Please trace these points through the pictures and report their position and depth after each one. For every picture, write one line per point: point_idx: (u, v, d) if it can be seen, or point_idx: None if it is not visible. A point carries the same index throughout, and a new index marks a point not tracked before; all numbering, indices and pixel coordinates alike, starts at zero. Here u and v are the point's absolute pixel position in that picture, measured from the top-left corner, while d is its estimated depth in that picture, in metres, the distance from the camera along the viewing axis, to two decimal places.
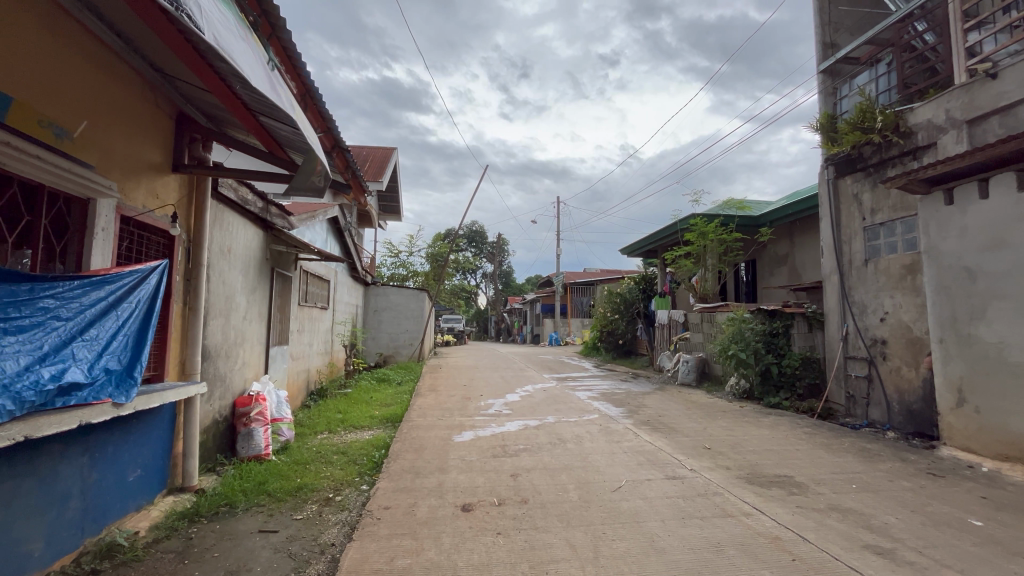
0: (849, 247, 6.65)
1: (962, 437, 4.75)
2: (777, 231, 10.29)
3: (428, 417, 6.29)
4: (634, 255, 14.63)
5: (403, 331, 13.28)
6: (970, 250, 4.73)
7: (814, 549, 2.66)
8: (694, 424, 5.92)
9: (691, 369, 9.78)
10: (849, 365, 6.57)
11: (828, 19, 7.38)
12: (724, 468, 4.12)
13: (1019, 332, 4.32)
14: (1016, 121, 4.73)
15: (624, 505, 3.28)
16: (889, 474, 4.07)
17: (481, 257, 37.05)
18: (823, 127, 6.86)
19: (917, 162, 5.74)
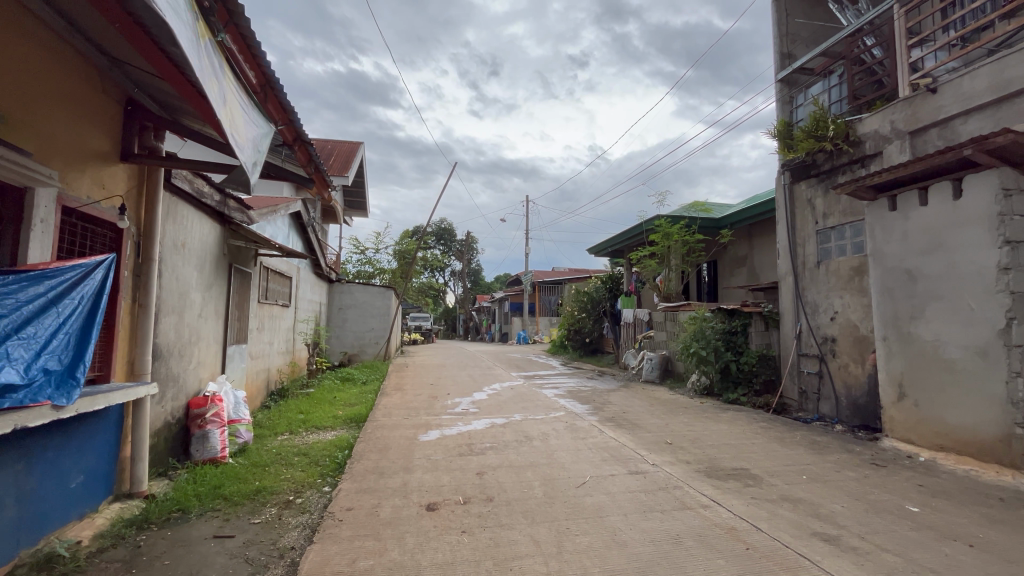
0: (803, 249, 6.96)
1: (902, 429, 5.06)
2: (737, 233, 10.66)
3: (394, 416, 6.21)
4: (601, 255, 14.87)
5: (369, 329, 13.04)
6: (911, 253, 5.04)
7: (766, 538, 2.78)
8: (656, 420, 6.08)
9: (655, 366, 10.03)
10: (802, 362, 6.89)
11: (786, 30, 7.70)
12: (684, 462, 4.25)
13: (953, 330, 4.63)
14: (953, 133, 5.07)
15: (588, 500, 3.33)
16: (837, 465, 4.30)
17: (450, 255, 36.81)
18: (780, 134, 7.11)
19: (865, 169, 6.06)
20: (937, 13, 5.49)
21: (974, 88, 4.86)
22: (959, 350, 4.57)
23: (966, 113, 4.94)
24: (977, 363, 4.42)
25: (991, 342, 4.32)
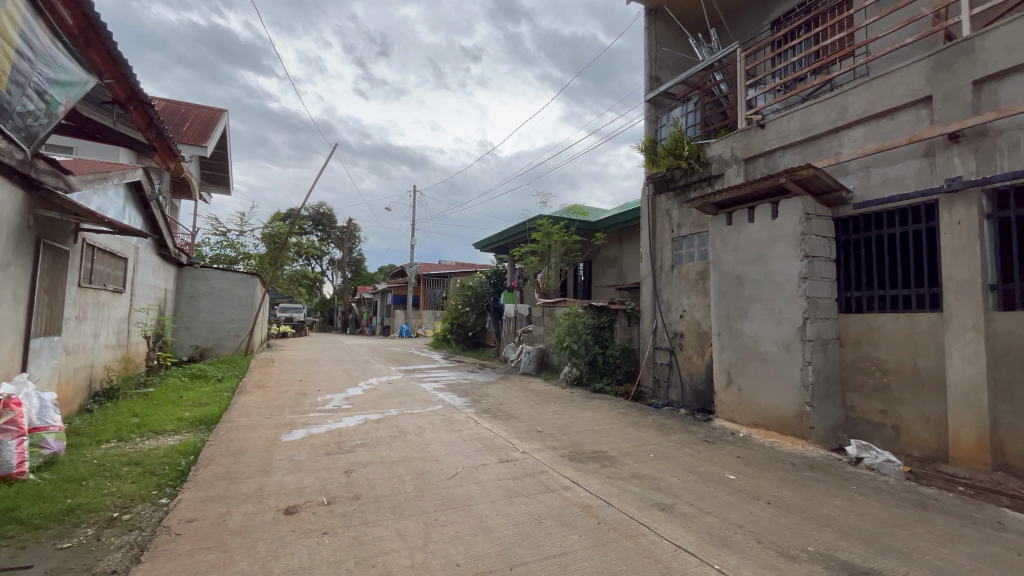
0: (661, 254, 7.84)
1: (729, 410, 6.00)
2: (609, 236, 11.60)
3: (253, 416, 5.66)
4: (486, 250, 15.10)
5: (227, 321, 11.68)
6: (741, 262, 5.96)
7: (615, 512, 3.10)
8: (530, 410, 6.39)
9: (532, 358, 10.55)
10: (656, 354, 7.77)
11: (655, 56, 8.54)
12: (551, 448, 4.54)
13: (767, 327, 5.58)
14: (774, 164, 6.10)
15: (458, 490, 3.40)
16: (677, 443, 4.94)
17: (328, 242, 34.44)
18: (646, 149, 7.84)
19: (710, 188, 7.01)
20: (767, 61, 6.48)
21: (790, 127, 5.88)
22: (771, 344, 5.52)
23: (784, 148, 5.98)
24: (782, 354, 5.38)
25: (791, 337, 5.28)
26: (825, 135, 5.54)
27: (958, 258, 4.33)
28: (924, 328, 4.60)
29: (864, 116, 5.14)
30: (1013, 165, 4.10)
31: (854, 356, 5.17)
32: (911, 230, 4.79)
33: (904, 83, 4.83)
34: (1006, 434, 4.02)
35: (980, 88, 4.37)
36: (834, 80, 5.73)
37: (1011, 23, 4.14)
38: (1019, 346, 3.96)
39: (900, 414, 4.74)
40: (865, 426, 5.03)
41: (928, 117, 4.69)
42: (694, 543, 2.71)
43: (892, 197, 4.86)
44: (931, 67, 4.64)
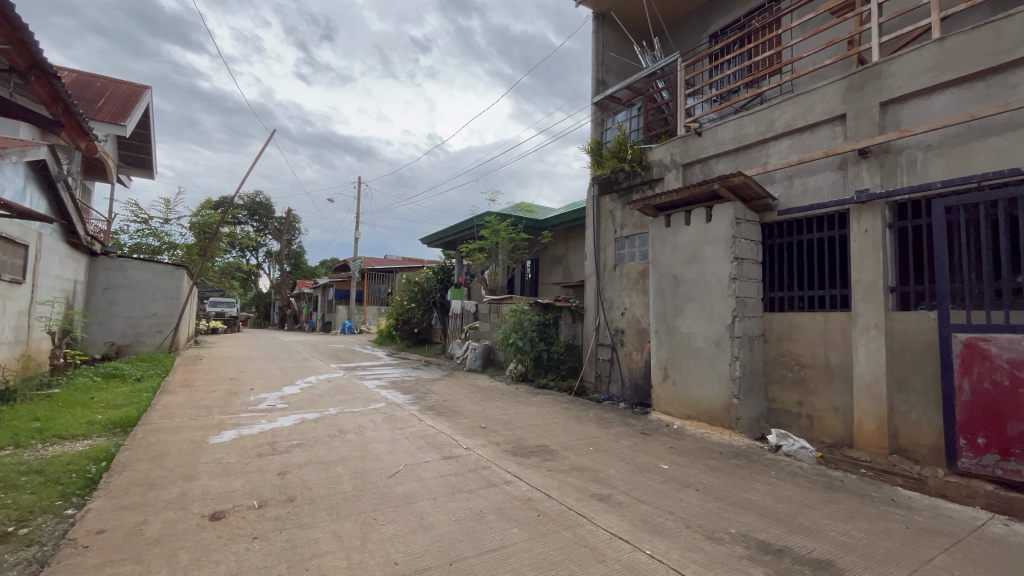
0: (605, 253, 8.07)
1: (664, 403, 6.30)
2: (556, 235, 11.79)
3: (177, 417, 5.29)
4: (433, 245, 14.90)
5: (148, 316, 10.81)
6: (678, 262, 6.26)
7: (554, 504, 3.18)
8: (474, 406, 6.41)
9: (478, 355, 10.56)
10: (598, 350, 8.00)
11: (602, 60, 8.75)
12: (494, 444, 4.57)
13: (700, 324, 5.90)
14: (710, 170, 6.45)
15: (398, 489, 3.34)
16: (616, 436, 5.13)
17: (265, 233, 32.66)
18: (591, 151, 8.02)
19: (651, 191, 7.30)
20: (705, 72, 6.82)
21: (724, 137, 6.24)
22: (703, 340, 5.84)
23: (718, 156, 6.33)
24: (713, 350, 5.71)
25: (721, 334, 5.62)
26: (755, 145, 5.92)
27: (864, 263, 4.78)
28: (836, 326, 5.04)
29: (789, 129, 5.54)
30: (911, 180, 4.58)
31: (776, 352, 5.58)
32: (827, 237, 5.23)
33: (823, 101, 5.26)
34: (901, 421, 4.49)
35: (886, 110, 4.83)
36: (764, 94, 6.13)
37: (912, 53, 4.61)
38: (913, 343, 4.44)
39: (814, 404, 5.18)
40: (784, 416, 5.45)
41: (843, 134, 5.13)
42: (628, 531, 2.83)
43: (811, 205, 5.29)
44: (845, 89, 5.07)
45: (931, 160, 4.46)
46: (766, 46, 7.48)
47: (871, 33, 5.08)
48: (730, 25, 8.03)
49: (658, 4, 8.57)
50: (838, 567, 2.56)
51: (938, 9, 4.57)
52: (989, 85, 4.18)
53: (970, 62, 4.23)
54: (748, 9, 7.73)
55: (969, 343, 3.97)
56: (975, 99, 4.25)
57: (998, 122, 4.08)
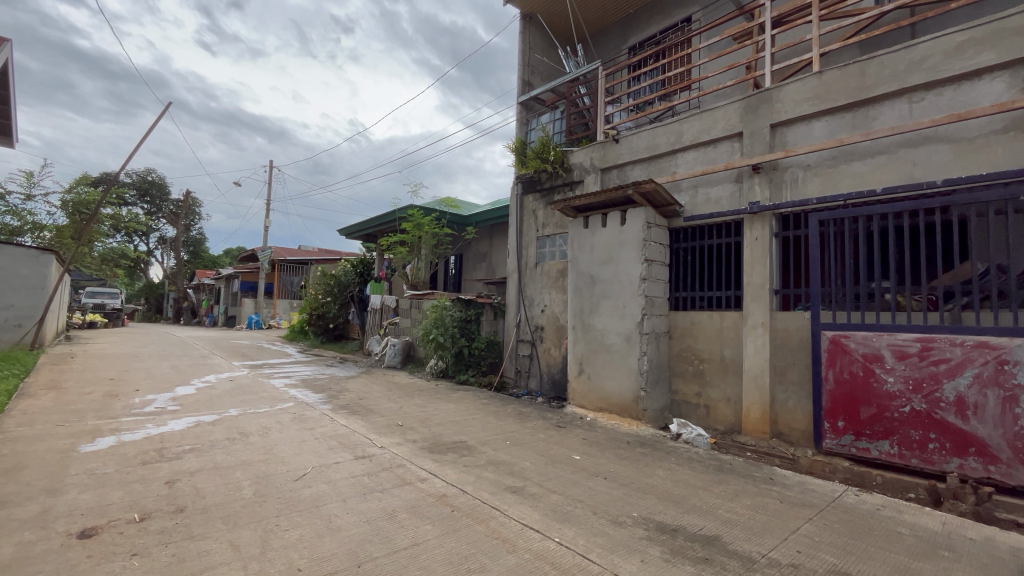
0: (527, 251, 8.23)
1: (579, 397, 6.57)
2: (480, 231, 11.81)
3: (38, 424, 4.60)
4: (352, 237, 14.28)
5: (4, 307, 9.27)
6: (594, 262, 6.55)
7: (469, 498, 3.21)
8: (391, 404, 6.25)
9: (397, 351, 10.31)
10: (519, 346, 8.15)
11: (527, 61, 8.88)
12: (410, 442, 4.49)
13: (614, 322, 6.22)
14: (625, 176, 6.82)
15: (305, 492, 3.17)
16: (532, 430, 5.27)
17: (157, 217, 29.35)
18: (516, 150, 8.13)
19: (572, 192, 7.55)
20: (623, 82, 7.16)
21: (639, 145, 6.62)
22: (615, 336, 6.16)
23: (634, 162, 6.71)
24: (624, 346, 6.05)
25: (632, 331, 5.97)
26: (666, 155, 6.35)
27: (754, 267, 5.32)
28: (730, 324, 5.56)
29: (695, 142, 6.00)
30: (794, 195, 5.17)
31: (679, 347, 6.04)
32: (724, 242, 5.75)
33: (724, 119, 5.76)
34: (780, 408, 5.07)
35: (776, 131, 5.40)
36: (675, 108, 6.57)
37: (798, 82, 5.19)
38: (792, 339, 5.03)
39: (710, 395, 5.68)
40: (685, 407, 5.92)
41: (739, 150, 5.66)
42: (539, 521, 2.92)
43: (712, 214, 5.77)
44: (743, 109, 5.60)
45: (809, 179, 5.07)
46: (678, 62, 8.03)
47: (766, 61, 5.65)
48: (648, 40, 8.52)
49: (582, 12, 8.86)
50: (723, 540, 2.84)
51: (819, 45, 5.18)
52: (856, 116, 4.82)
53: (841, 95, 4.86)
54: (663, 26, 8.25)
55: (834, 339, 4.57)
56: (844, 128, 4.89)
57: (861, 149, 4.73)
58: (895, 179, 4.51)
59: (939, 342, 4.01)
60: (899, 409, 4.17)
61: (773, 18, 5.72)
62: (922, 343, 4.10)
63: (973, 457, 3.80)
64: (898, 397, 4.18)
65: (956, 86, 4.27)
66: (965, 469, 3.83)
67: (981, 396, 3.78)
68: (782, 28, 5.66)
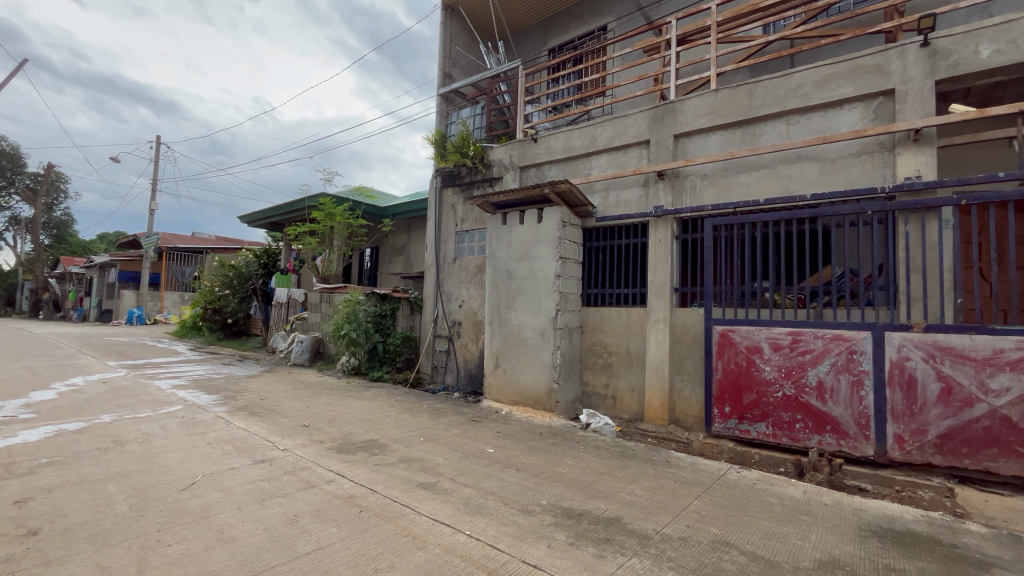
0: (445, 245, 8.15)
1: (495, 391, 6.67)
2: (398, 224, 11.48)
3: None
4: (255, 225, 13.19)
5: None
6: (512, 258, 6.66)
7: (378, 498, 3.13)
8: (296, 404, 5.88)
9: (305, 349, 9.72)
10: (436, 342, 8.06)
11: (448, 53, 8.76)
12: (317, 443, 4.27)
13: (529, 316, 6.37)
14: (543, 175, 7.00)
15: (193, 503, 2.90)
16: (446, 425, 5.25)
17: (8, 192, 24.92)
18: (435, 142, 8.00)
19: (491, 188, 7.58)
20: (543, 83, 7.31)
21: (556, 145, 6.82)
22: (531, 331, 6.32)
23: (551, 163, 6.91)
24: (538, 340, 6.22)
25: (546, 326, 6.15)
26: (581, 157, 6.61)
27: (657, 267, 5.73)
28: (635, 319, 5.95)
29: (608, 147, 6.31)
30: (692, 202, 5.63)
31: (590, 342, 6.35)
32: (632, 243, 6.12)
33: (633, 126, 6.12)
34: (677, 396, 5.52)
35: (678, 141, 5.83)
36: (589, 112, 6.83)
37: (698, 98, 5.65)
38: (688, 334, 5.50)
39: (617, 386, 6.04)
40: (594, 398, 6.24)
41: (647, 157, 6.05)
42: (450, 515, 2.93)
43: (621, 215, 6.12)
44: (650, 118, 5.98)
45: (705, 187, 5.55)
46: (594, 69, 8.39)
47: (671, 75, 6.07)
48: (566, 44, 8.79)
49: (504, 10, 8.93)
50: (623, 521, 3.04)
51: (716, 65, 5.67)
52: (745, 133, 5.36)
53: (733, 112, 5.37)
54: (581, 33, 8.55)
55: (723, 333, 5.06)
56: (735, 142, 5.42)
57: (748, 163, 5.27)
58: (775, 191, 5.09)
59: (806, 335, 4.60)
60: (774, 395, 4.72)
61: (678, 35, 6.15)
62: (792, 336, 4.67)
63: (829, 434, 4.42)
64: (773, 383, 4.73)
65: (823, 113, 4.91)
66: (823, 444, 4.44)
67: (836, 381, 4.41)
68: (685, 46, 6.10)
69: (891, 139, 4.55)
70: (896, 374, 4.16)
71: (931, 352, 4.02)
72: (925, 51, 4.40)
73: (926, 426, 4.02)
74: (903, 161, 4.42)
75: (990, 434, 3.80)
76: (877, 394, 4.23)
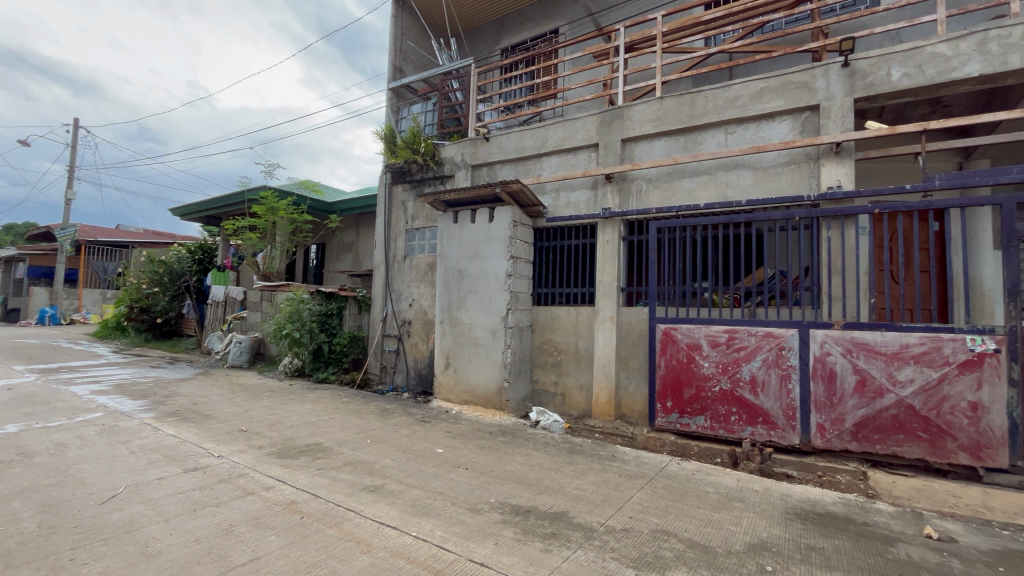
0: (395, 243, 7.98)
1: (445, 391, 6.61)
2: (345, 220, 11.12)
3: None
4: (188, 218, 12.39)
5: None
6: (463, 257, 6.62)
7: (321, 503, 3.03)
8: (234, 408, 5.58)
9: (244, 350, 9.21)
10: (385, 341, 7.89)
11: (399, 48, 8.59)
12: (256, 448, 4.08)
13: (480, 315, 6.36)
14: (494, 175, 7.02)
15: (114, 517, 2.69)
16: (395, 426, 5.15)
17: None
18: (385, 137, 7.82)
19: (442, 186, 7.51)
20: (495, 82, 7.30)
21: (508, 145, 6.85)
22: (481, 330, 6.32)
23: (503, 163, 6.94)
24: (489, 339, 6.23)
25: (497, 325, 6.18)
26: (532, 157, 6.68)
27: (604, 268, 5.90)
28: (584, 318, 6.10)
29: (558, 148, 6.42)
30: (638, 205, 5.83)
31: (540, 340, 6.44)
32: (581, 243, 6.26)
33: (584, 129, 6.26)
34: (623, 392, 5.71)
35: (625, 145, 6.02)
36: (541, 113, 6.90)
37: (644, 104, 5.85)
38: (633, 332, 5.70)
39: (566, 384, 6.16)
40: (544, 396, 6.34)
41: (596, 160, 6.21)
42: (396, 517, 2.88)
43: (571, 216, 6.24)
44: (599, 122, 6.14)
45: (650, 191, 5.77)
46: (545, 71, 8.50)
47: (619, 81, 6.24)
48: (519, 45, 8.85)
49: (456, 7, 8.86)
50: (569, 515, 3.11)
51: (661, 74, 5.88)
52: (687, 140, 5.62)
53: (676, 120, 5.61)
54: (533, 34, 8.64)
55: (666, 331, 5.28)
56: (678, 149, 5.67)
57: (689, 169, 5.53)
58: (714, 196, 5.38)
59: (741, 333, 4.88)
60: (711, 389, 4.97)
61: (626, 43, 6.33)
62: (728, 333, 4.94)
63: (760, 425, 4.72)
64: (711, 378, 4.98)
65: (757, 124, 5.23)
66: (755, 435, 4.73)
67: (767, 375, 4.71)
68: (633, 53, 6.29)
69: (816, 150, 4.91)
70: (819, 368, 4.50)
71: (849, 347, 4.39)
72: (846, 71, 4.79)
73: (844, 415, 4.38)
74: (826, 171, 4.79)
75: (897, 421, 4.19)
76: (802, 386, 4.57)
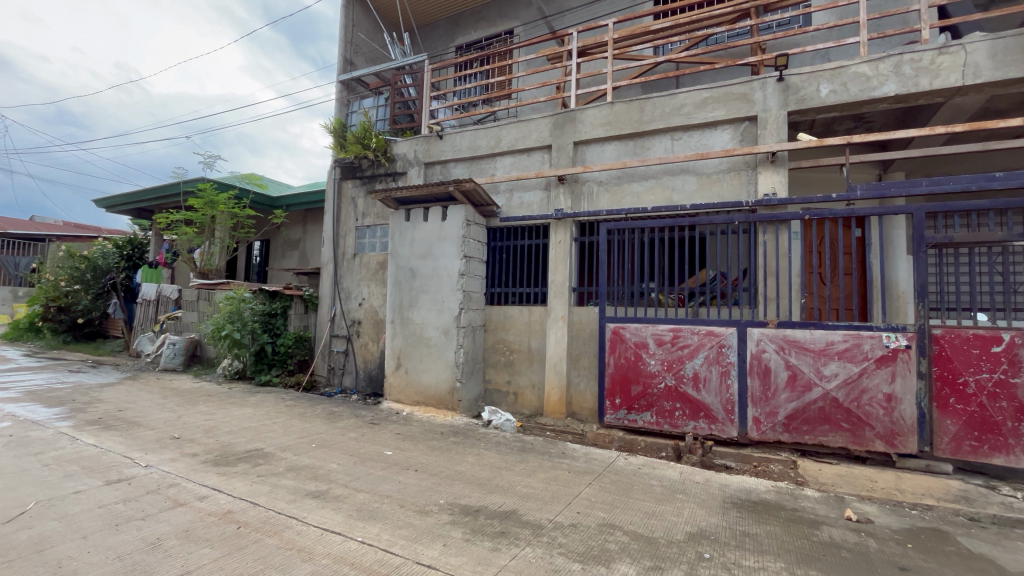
0: (344, 240, 7.75)
1: (396, 392, 6.49)
2: (292, 216, 10.68)
3: None
4: (115, 210, 11.48)
5: None
6: (415, 256, 6.52)
7: (260, 511, 2.89)
8: (165, 414, 5.22)
9: (178, 352, 8.63)
10: (333, 342, 7.64)
11: (350, 39, 8.34)
12: (189, 456, 3.84)
13: (432, 315, 6.29)
14: (447, 173, 6.96)
15: (21, 536, 2.45)
16: (342, 430, 4.99)
17: None
18: (334, 131, 7.56)
19: (394, 183, 7.36)
20: (449, 79, 7.21)
21: (462, 143, 6.80)
22: (434, 329, 6.25)
23: (457, 161, 6.88)
24: (441, 339, 6.17)
25: (449, 325, 6.12)
26: (486, 157, 6.67)
27: (556, 268, 5.98)
28: (537, 318, 6.16)
29: (512, 149, 6.45)
30: (589, 206, 5.96)
31: (493, 340, 6.44)
32: (534, 243, 6.32)
33: (537, 130, 6.32)
34: (574, 390, 5.82)
35: (577, 148, 6.14)
36: (495, 113, 6.89)
37: (596, 109, 5.98)
38: (584, 331, 5.82)
39: (519, 383, 6.20)
40: (496, 395, 6.35)
41: (549, 161, 6.28)
42: (341, 523, 2.80)
43: (524, 216, 6.29)
44: (552, 124, 6.21)
45: (601, 193, 5.91)
46: (500, 71, 8.51)
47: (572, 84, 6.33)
48: (473, 43, 8.82)
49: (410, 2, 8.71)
50: (519, 513, 3.14)
51: (612, 79, 6.01)
52: (636, 144, 5.80)
53: (626, 125, 5.77)
54: (488, 34, 8.63)
55: (615, 330, 5.42)
56: (628, 153, 5.83)
57: (638, 172, 5.71)
58: (661, 200, 5.58)
59: (685, 332, 5.09)
60: (657, 386, 5.16)
61: (578, 47, 6.44)
62: (673, 332, 5.14)
63: (702, 420, 4.94)
64: (657, 375, 5.17)
65: (701, 131, 5.48)
66: (697, 429, 4.95)
67: (708, 371, 4.95)
68: (586, 57, 6.40)
69: (754, 159, 5.21)
70: (755, 364, 4.77)
71: (782, 344, 4.69)
72: (781, 85, 5.10)
73: (777, 408, 4.67)
74: (763, 179, 5.09)
75: (823, 413, 4.51)
76: (741, 382, 4.82)
